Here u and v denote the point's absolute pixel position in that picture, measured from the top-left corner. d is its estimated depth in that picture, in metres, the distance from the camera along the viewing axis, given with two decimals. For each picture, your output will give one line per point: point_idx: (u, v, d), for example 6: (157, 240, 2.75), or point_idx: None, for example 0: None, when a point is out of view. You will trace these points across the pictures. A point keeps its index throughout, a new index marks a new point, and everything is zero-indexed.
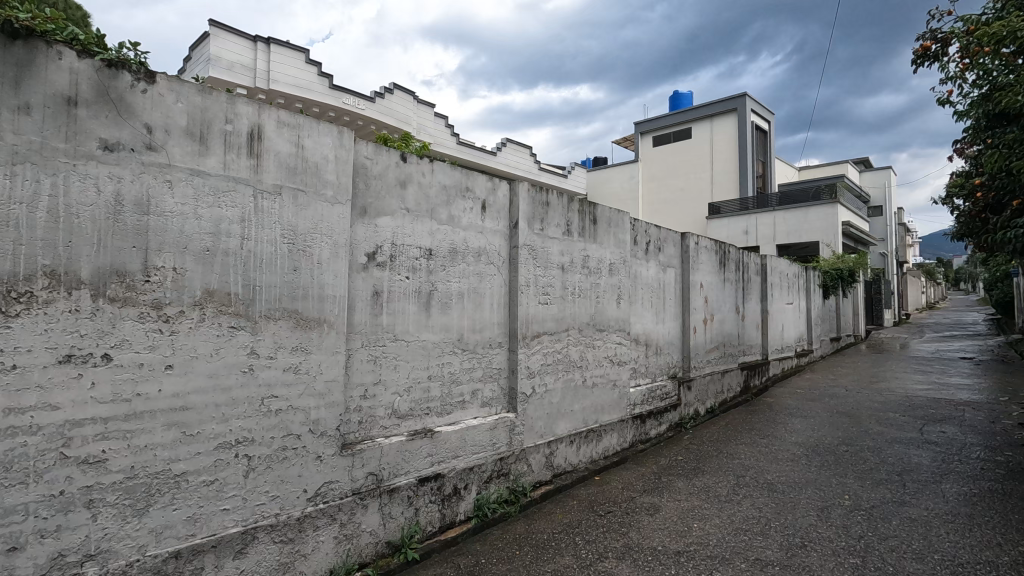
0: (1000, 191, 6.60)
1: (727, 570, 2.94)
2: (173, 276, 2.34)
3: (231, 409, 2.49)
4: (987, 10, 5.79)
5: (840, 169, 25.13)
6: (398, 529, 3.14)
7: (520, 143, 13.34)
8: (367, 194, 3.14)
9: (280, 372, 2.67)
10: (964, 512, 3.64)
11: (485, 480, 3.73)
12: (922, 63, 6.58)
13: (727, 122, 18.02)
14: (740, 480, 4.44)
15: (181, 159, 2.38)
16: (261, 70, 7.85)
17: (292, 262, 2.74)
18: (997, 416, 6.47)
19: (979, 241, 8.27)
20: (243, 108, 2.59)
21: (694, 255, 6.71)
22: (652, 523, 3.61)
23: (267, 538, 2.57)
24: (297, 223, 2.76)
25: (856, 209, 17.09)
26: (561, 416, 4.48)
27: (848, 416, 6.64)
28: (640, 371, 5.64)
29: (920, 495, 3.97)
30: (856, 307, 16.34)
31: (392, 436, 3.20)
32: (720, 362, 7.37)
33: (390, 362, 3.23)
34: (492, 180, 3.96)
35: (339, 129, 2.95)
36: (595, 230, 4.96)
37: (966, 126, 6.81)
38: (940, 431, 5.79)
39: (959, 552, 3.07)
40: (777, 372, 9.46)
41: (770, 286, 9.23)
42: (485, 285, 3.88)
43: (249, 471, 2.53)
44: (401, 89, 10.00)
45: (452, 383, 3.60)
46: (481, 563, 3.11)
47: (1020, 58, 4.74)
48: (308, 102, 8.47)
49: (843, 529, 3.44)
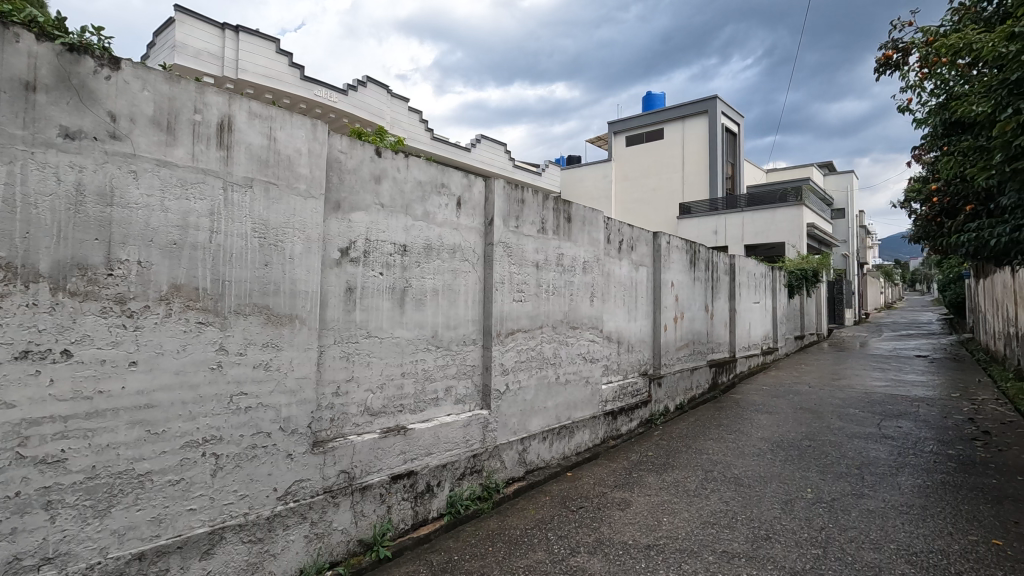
0: (955, 196, 6.90)
1: (696, 563, 3.01)
2: (138, 270, 2.27)
3: (199, 408, 2.43)
4: (945, 24, 6.06)
5: (804, 172, 25.92)
6: (369, 527, 3.12)
7: (494, 140, 13.31)
8: (340, 188, 3.09)
9: (250, 369, 2.61)
10: (918, 503, 3.80)
11: (459, 477, 3.73)
12: (884, 72, 6.83)
13: (698, 124, 18.35)
14: (709, 474, 4.55)
15: (146, 148, 2.31)
16: (229, 59, 7.66)
17: (263, 256, 2.69)
18: (950, 411, 6.76)
19: (934, 244, 8.63)
20: (213, 98, 2.53)
21: (665, 254, 6.83)
22: (623, 518, 3.67)
23: (235, 539, 2.51)
24: (269, 217, 2.71)
25: (820, 211, 17.61)
26: (535, 413, 4.50)
27: (810, 412, 6.85)
28: (612, 368, 5.71)
29: (878, 487, 4.13)
30: (819, 306, 16.84)
31: (364, 433, 3.17)
32: (689, 360, 7.51)
33: (364, 359, 3.20)
34: (467, 177, 3.94)
35: (312, 122, 2.90)
36: (569, 228, 4.99)
37: (924, 134, 7.10)
38: (897, 426, 6.02)
39: (913, 541, 3.21)
40: (744, 369, 9.69)
41: (738, 285, 9.44)
42: (459, 282, 3.87)
43: (216, 470, 2.48)
44: (374, 82, 9.85)
45: (425, 380, 3.58)
46: (455, 560, 3.11)
47: (975, 70, 4.96)
48: (279, 93, 8.28)
49: (806, 521, 3.56)
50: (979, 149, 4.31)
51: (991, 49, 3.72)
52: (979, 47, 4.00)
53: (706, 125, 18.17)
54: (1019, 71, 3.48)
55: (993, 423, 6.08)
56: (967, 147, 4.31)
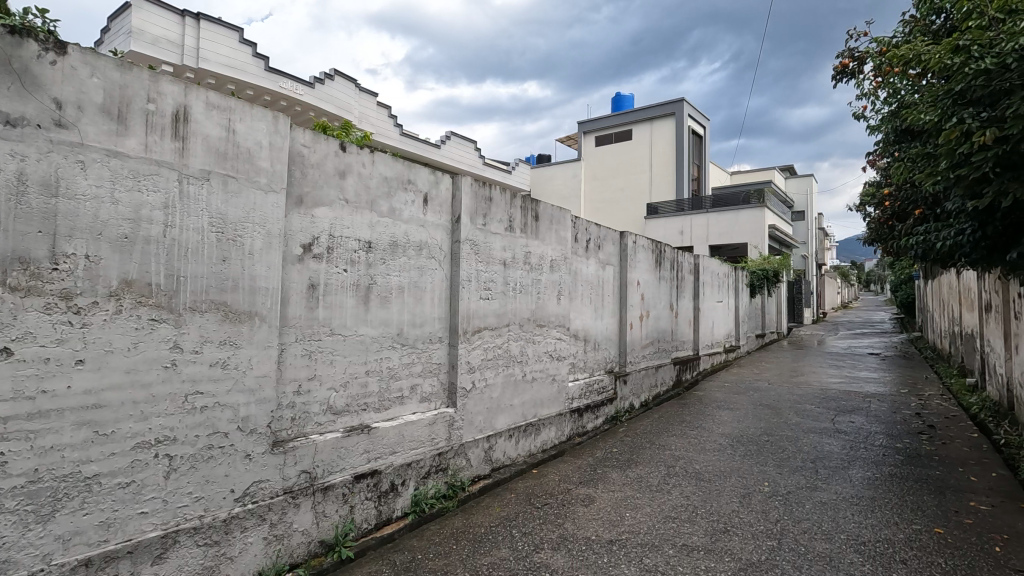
0: (907, 200, 7.19)
1: (657, 556, 3.08)
2: (86, 264, 2.18)
3: (151, 407, 2.35)
4: (897, 35, 6.33)
5: (767, 174, 26.81)
6: (331, 527, 3.07)
7: (464, 137, 13.25)
8: (303, 183, 3.03)
9: (206, 367, 2.54)
10: (868, 495, 3.97)
11: (424, 475, 3.70)
12: (840, 79, 7.08)
13: (665, 126, 18.71)
14: (671, 470, 4.64)
15: (95, 138, 2.22)
16: (190, 47, 7.41)
17: (220, 252, 2.61)
18: (900, 407, 7.06)
19: (886, 246, 9.00)
20: (168, 87, 2.45)
21: (632, 253, 6.92)
22: (586, 514, 3.71)
23: (189, 542, 2.44)
24: (227, 211, 2.63)
25: (781, 213, 18.13)
26: (501, 411, 4.51)
27: (770, 408, 7.06)
28: (578, 366, 5.76)
29: (830, 480, 4.29)
30: (780, 305, 17.34)
31: (327, 433, 3.12)
32: (654, 358, 7.64)
33: (326, 357, 3.14)
34: (434, 173, 3.91)
35: (273, 114, 2.83)
36: (537, 227, 5.01)
37: (878, 141, 7.40)
38: (850, 422, 6.25)
39: (862, 531, 3.35)
40: (707, 367, 9.91)
41: (702, 284, 9.63)
42: (426, 280, 3.83)
43: (170, 472, 2.40)
44: (341, 75, 9.66)
45: (390, 378, 3.54)
46: (418, 560, 3.08)
47: (924, 80, 5.18)
48: (241, 84, 8.04)
49: (762, 513, 3.67)
50: (927, 155, 4.50)
51: (938, 60, 3.89)
52: (927, 58, 4.19)
53: (672, 127, 18.53)
54: (962, 83, 3.65)
55: (938, 418, 6.39)
56: (916, 154, 4.50)
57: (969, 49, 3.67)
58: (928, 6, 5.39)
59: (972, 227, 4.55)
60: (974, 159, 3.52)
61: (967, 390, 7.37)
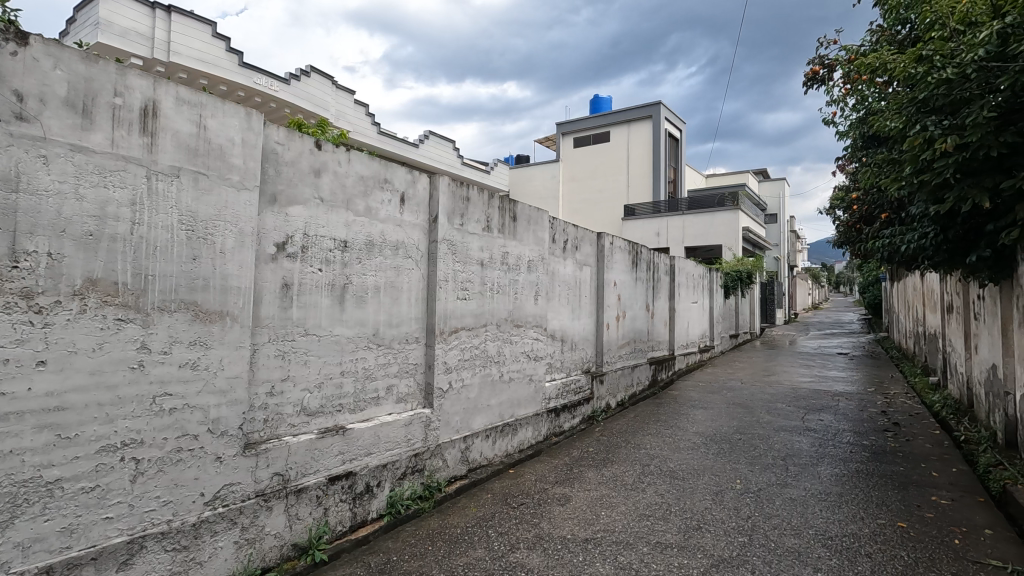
0: (874, 204, 7.40)
1: (631, 554, 3.11)
2: (48, 263, 2.11)
3: (117, 409, 2.29)
4: (864, 44, 6.51)
5: (741, 178, 27.34)
6: (305, 530, 3.03)
7: (443, 137, 13.20)
8: (277, 181, 2.99)
9: (175, 368, 2.48)
10: (835, 491, 4.07)
11: (399, 476, 3.68)
12: (811, 85, 7.26)
13: (642, 129, 18.93)
14: (646, 468, 4.69)
15: (58, 132, 2.15)
16: (160, 40, 7.24)
17: (190, 250, 2.55)
18: (867, 405, 7.27)
19: (855, 249, 9.24)
20: (135, 81, 2.39)
21: (608, 254, 6.98)
22: (562, 513, 3.73)
23: (156, 548, 2.38)
24: (197, 209, 2.58)
25: (754, 215, 18.48)
26: (478, 411, 4.51)
27: (742, 407, 7.19)
28: (555, 366, 5.79)
29: (799, 477, 4.40)
30: (753, 306, 17.67)
31: (300, 434, 3.08)
32: (630, 358, 7.72)
33: (301, 357, 3.10)
34: (411, 172, 3.88)
35: (246, 111, 2.78)
36: (514, 227, 5.02)
37: (847, 146, 7.61)
38: (819, 420, 6.41)
39: (830, 526, 3.44)
40: (682, 367, 10.05)
41: (677, 285, 9.76)
42: (402, 279, 3.81)
43: (137, 476, 2.34)
44: (317, 72, 9.53)
45: (366, 379, 3.51)
46: (393, 561, 3.06)
47: (890, 87, 5.34)
48: (214, 79, 7.88)
49: (734, 510, 3.74)
50: (893, 161, 4.64)
51: (903, 69, 4.02)
52: (892, 67, 4.32)
53: (649, 130, 18.75)
54: (925, 92, 3.78)
55: (903, 415, 6.59)
56: (882, 160, 4.63)
57: (931, 59, 3.80)
58: (894, 16, 5.56)
59: (935, 231, 4.70)
60: (937, 165, 3.65)
61: (930, 389, 7.63)
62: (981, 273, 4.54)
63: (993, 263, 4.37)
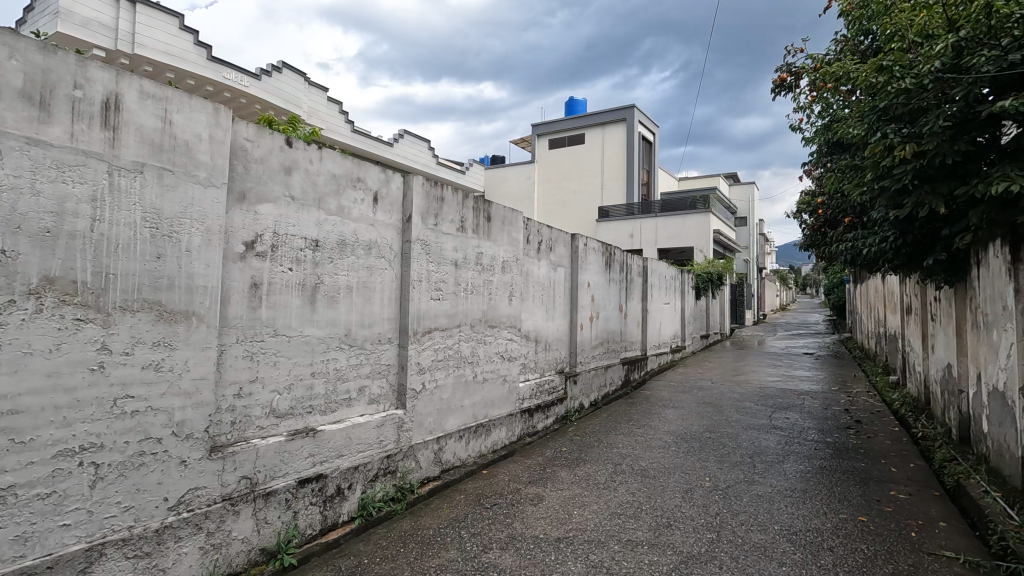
0: (838, 209, 7.63)
1: (602, 552, 3.14)
2: (2, 260, 2.03)
3: (75, 412, 2.21)
4: (829, 53, 6.71)
5: (712, 181, 27.88)
6: (273, 534, 2.97)
7: (418, 136, 13.11)
8: (245, 178, 2.93)
9: (138, 369, 2.41)
10: (800, 487, 4.19)
11: (371, 478, 3.64)
12: (779, 92, 7.45)
13: (616, 131, 19.14)
14: (618, 467, 4.75)
15: (13, 125, 2.07)
16: (125, 32, 7.01)
17: (154, 248, 2.48)
18: (831, 403, 7.49)
19: (820, 252, 9.51)
20: (97, 73, 2.31)
21: (582, 255, 7.04)
22: (535, 513, 3.75)
23: (117, 555, 2.31)
24: (162, 206, 2.51)
25: (725, 218, 18.85)
26: (452, 412, 4.49)
27: (713, 406, 7.32)
28: (529, 367, 5.80)
29: (767, 474, 4.51)
30: (723, 307, 18.01)
31: (269, 437, 3.02)
32: (603, 358, 7.79)
33: (270, 358, 3.05)
34: (385, 172, 3.85)
35: (214, 106, 2.72)
36: (489, 228, 5.02)
37: (812, 152, 7.84)
38: (786, 418, 6.58)
39: (794, 521, 3.53)
40: (654, 367, 10.19)
41: (650, 286, 9.89)
42: (375, 280, 3.77)
43: (96, 481, 2.26)
44: (289, 68, 9.36)
45: (337, 380, 3.47)
46: (364, 564, 3.03)
47: (854, 96, 5.52)
48: (181, 73, 7.67)
49: (703, 507, 3.81)
50: (855, 167, 4.80)
51: (865, 77, 4.16)
52: (855, 76, 4.47)
53: (623, 133, 18.97)
54: (886, 100, 3.92)
55: (865, 413, 6.81)
56: (845, 166, 4.79)
57: (891, 69, 3.94)
58: (857, 27, 5.74)
59: (895, 235, 4.87)
60: (896, 171, 3.78)
61: (890, 387, 7.89)
62: (937, 276, 4.72)
63: (948, 266, 4.56)
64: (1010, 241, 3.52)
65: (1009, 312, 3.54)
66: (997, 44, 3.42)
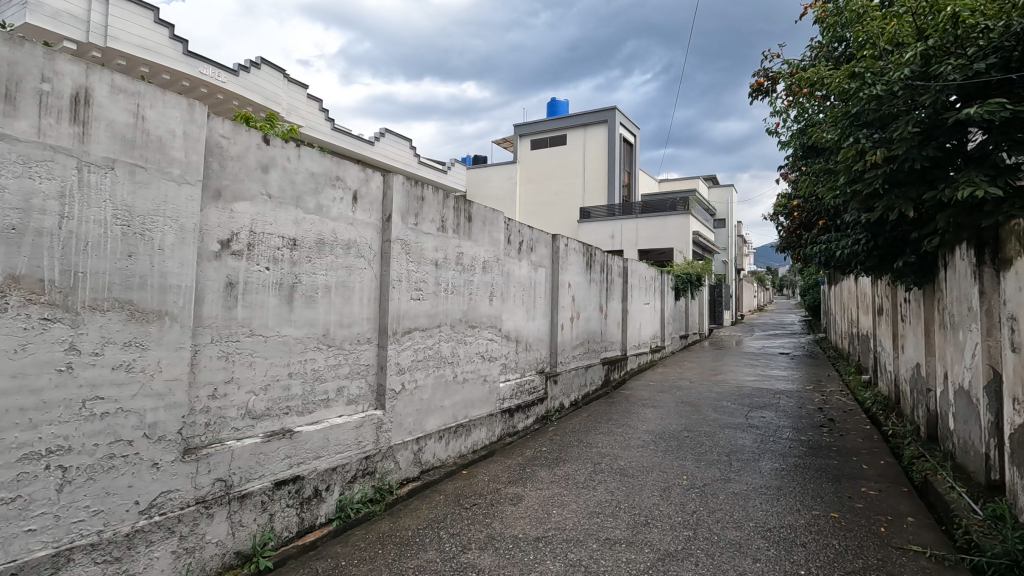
0: (813, 211, 7.78)
1: (581, 551, 3.16)
2: None
3: (42, 414, 2.15)
4: (805, 59, 6.85)
5: (692, 183, 28.21)
6: (249, 537, 2.93)
7: (399, 135, 13.03)
8: (221, 175, 2.88)
9: (108, 370, 2.35)
10: (775, 484, 4.26)
11: (350, 480, 3.61)
12: (756, 96, 7.57)
13: (598, 133, 19.26)
14: (597, 467, 4.78)
15: None
16: (97, 24, 6.84)
17: (126, 246, 2.43)
18: (805, 402, 7.64)
19: (796, 253, 9.69)
20: (66, 67, 2.26)
21: (563, 255, 7.07)
22: (514, 512, 3.75)
23: (85, 560, 2.25)
24: (134, 203, 2.45)
25: (704, 220, 19.08)
26: (432, 412, 4.48)
27: (691, 406, 7.41)
28: (510, 367, 5.81)
29: (742, 472, 4.58)
30: (702, 307, 18.24)
31: (245, 438, 2.97)
32: (584, 358, 7.84)
33: (245, 359, 3.00)
34: (364, 170, 3.82)
35: (189, 102, 2.67)
36: (469, 228, 5.01)
37: (788, 156, 7.99)
38: (762, 417, 6.68)
39: (769, 518, 3.59)
40: (634, 367, 10.28)
41: (630, 287, 9.97)
42: (354, 279, 3.74)
43: (64, 485, 2.21)
44: (268, 64, 9.22)
45: (315, 381, 3.43)
46: (342, 566, 3.00)
47: (828, 101, 5.63)
48: (156, 67, 7.52)
49: (680, 505, 3.85)
50: (829, 171, 4.90)
51: (839, 83, 4.26)
52: (829, 81, 4.58)
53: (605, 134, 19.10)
54: (858, 106, 4.02)
55: (838, 412, 6.96)
56: (819, 170, 4.89)
57: (864, 76, 4.05)
58: (831, 34, 5.86)
59: (867, 238, 4.99)
60: (868, 175, 3.88)
61: (863, 386, 8.07)
62: (906, 278, 4.85)
63: (917, 269, 4.68)
64: (975, 244, 3.63)
65: (974, 313, 3.65)
66: (963, 53, 3.52)
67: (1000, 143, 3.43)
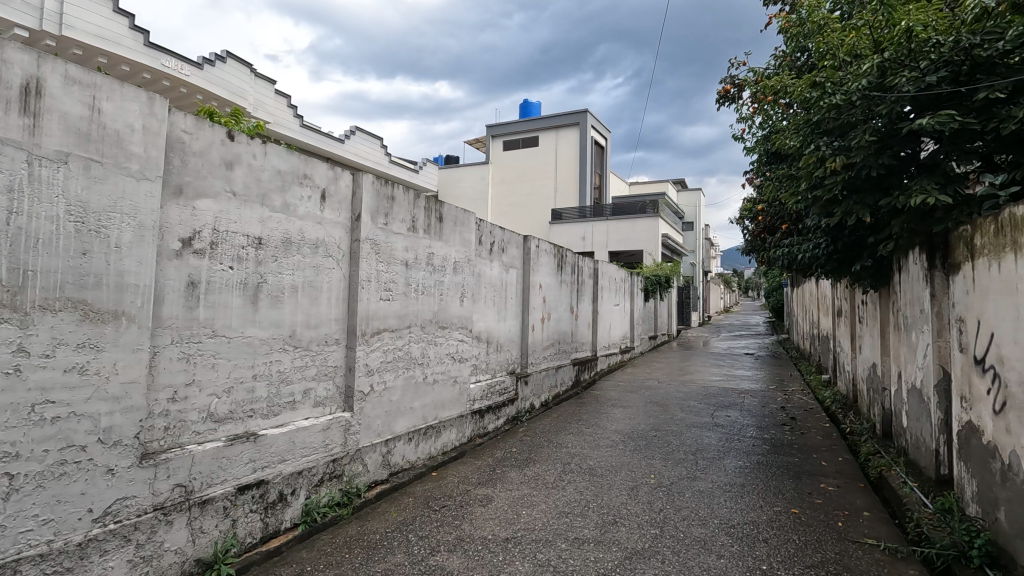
0: (777, 216, 7.99)
1: (550, 551, 3.17)
2: None
3: None
4: (769, 67, 7.04)
5: (661, 186, 28.69)
6: (210, 544, 2.85)
7: (370, 133, 12.87)
8: (183, 171, 2.80)
9: (59, 373, 2.26)
10: (739, 481, 4.37)
11: (316, 483, 3.55)
12: (723, 103, 7.75)
13: (570, 135, 19.41)
14: (566, 466, 4.81)
15: None
16: (51, 11, 6.56)
17: (80, 244, 2.34)
18: (768, 401, 7.86)
19: (761, 256, 9.95)
20: (15, 55, 2.16)
21: (535, 256, 7.09)
22: (483, 514, 3.74)
23: (33, 572, 2.16)
24: (89, 199, 2.36)
25: (673, 222, 19.41)
26: (401, 414, 4.44)
27: (659, 406, 7.52)
28: (480, 368, 5.80)
29: (708, 470, 4.68)
30: (671, 308, 18.54)
31: (206, 442, 2.89)
32: (554, 358, 7.89)
33: (207, 360, 2.92)
34: (333, 169, 3.76)
35: (149, 95, 2.59)
36: (440, 228, 4.98)
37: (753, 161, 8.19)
38: (728, 416, 6.83)
39: (733, 515, 3.68)
40: (603, 367, 10.39)
41: (600, 288, 10.07)
42: (322, 279, 3.68)
43: (10, 493, 2.11)
44: (234, 57, 8.99)
45: (281, 383, 3.36)
46: (307, 571, 2.95)
47: (791, 109, 5.81)
48: (115, 58, 7.25)
49: (647, 504, 3.91)
50: (791, 177, 5.05)
51: (801, 92, 4.39)
52: (792, 90, 4.72)
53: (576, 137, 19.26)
54: (819, 114, 4.15)
55: (800, 411, 7.16)
56: (782, 176, 5.03)
57: (824, 85, 4.19)
58: (794, 44, 6.05)
59: (827, 242, 5.16)
60: (828, 181, 4.01)
61: (823, 386, 8.33)
62: (864, 281, 5.03)
63: (874, 272, 4.87)
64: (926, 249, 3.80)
65: (925, 315, 3.81)
66: (916, 66, 3.67)
67: (950, 153, 3.60)
